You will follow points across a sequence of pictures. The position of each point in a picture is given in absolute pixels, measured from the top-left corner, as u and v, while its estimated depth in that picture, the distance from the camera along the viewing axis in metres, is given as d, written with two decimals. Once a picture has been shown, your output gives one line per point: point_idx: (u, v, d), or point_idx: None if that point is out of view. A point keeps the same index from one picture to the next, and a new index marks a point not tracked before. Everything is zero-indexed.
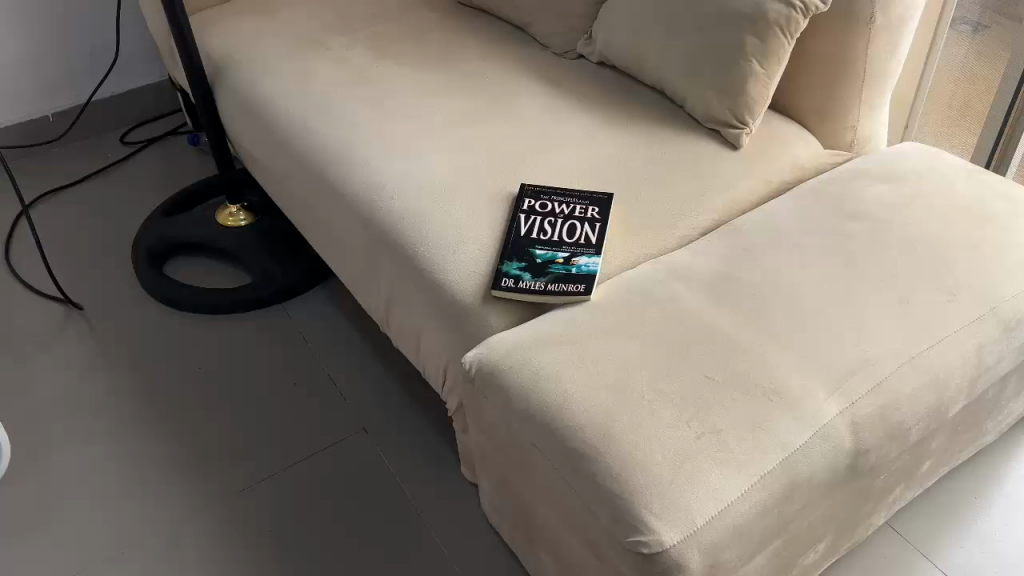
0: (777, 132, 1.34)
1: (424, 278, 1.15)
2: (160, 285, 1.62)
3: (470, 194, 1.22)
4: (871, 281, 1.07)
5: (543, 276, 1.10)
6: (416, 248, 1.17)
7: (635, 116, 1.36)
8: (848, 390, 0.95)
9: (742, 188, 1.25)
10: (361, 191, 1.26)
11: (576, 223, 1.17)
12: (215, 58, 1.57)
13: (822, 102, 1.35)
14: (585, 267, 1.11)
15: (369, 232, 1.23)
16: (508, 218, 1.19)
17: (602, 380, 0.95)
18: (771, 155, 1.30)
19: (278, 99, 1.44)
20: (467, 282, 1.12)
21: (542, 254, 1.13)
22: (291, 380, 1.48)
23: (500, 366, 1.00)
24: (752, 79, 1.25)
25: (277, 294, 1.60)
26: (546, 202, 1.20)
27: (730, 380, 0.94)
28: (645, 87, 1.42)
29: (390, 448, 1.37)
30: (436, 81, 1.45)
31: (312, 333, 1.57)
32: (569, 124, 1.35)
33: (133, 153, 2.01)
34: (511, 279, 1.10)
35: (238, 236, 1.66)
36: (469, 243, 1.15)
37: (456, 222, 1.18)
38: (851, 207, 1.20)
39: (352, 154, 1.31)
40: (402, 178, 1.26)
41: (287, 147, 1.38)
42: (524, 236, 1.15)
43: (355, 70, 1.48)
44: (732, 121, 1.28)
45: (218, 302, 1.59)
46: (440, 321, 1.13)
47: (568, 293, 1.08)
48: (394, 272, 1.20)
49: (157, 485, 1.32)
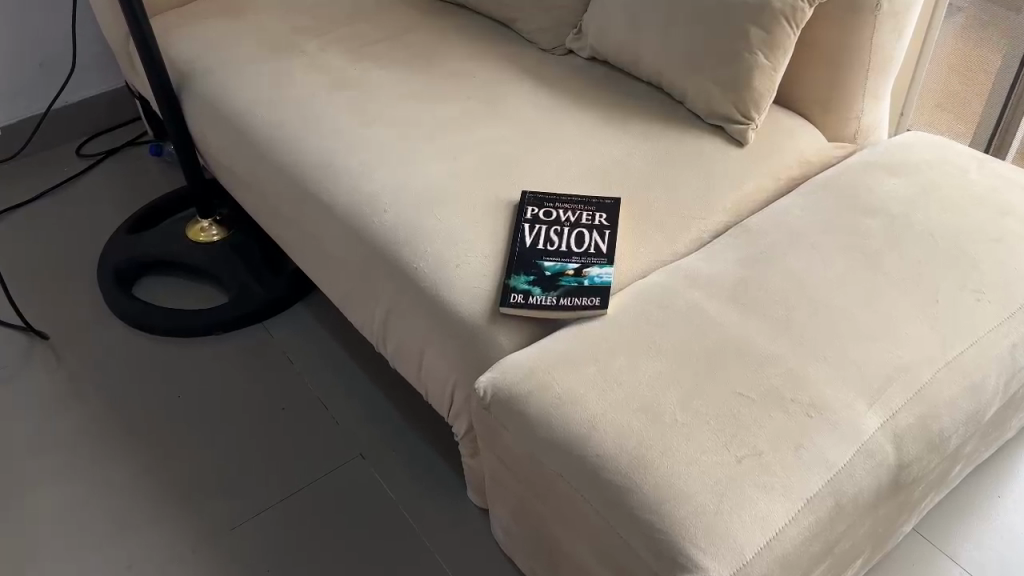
0: (782, 125, 1.29)
1: (425, 297, 1.08)
2: (132, 308, 1.52)
3: (467, 204, 1.15)
4: (896, 281, 1.02)
5: (554, 290, 1.04)
6: (415, 264, 1.10)
7: (635, 112, 1.29)
8: (886, 400, 0.90)
9: (750, 188, 1.20)
10: (351, 205, 1.18)
11: (583, 231, 1.10)
12: (179, 64, 1.47)
13: (825, 94, 1.30)
14: (597, 278, 1.05)
15: (362, 249, 1.15)
16: (511, 228, 1.12)
17: (631, 403, 0.88)
18: (777, 149, 1.25)
19: (252, 107, 1.35)
20: (473, 299, 1.05)
21: (550, 266, 1.07)
22: (278, 403, 1.39)
23: (517, 391, 0.93)
24: (756, 71, 1.20)
25: (257, 312, 1.51)
26: (550, 209, 1.13)
27: (766, 398, 0.89)
28: (641, 82, 1.36)
29: (389, 472, 1.29)
30: (420, 81, 1.38)
31: (297, 352, 1.48)
32: (564, 122, 1.28)
33: (92, 166, 1.90)
34: (521, 294, 1.03)
35: (213, 252, 1.57)
36: (470, 258, 1.09)
37: (455, 236, 1.11)
38: (866, 203, 1.15)
39: (338, 164, 1.23)
40: (394, 189, 1.18)
41: (266, 157, 1.30)
42: (529, 246, 1.09)
43: (332, 73, 1.40)
44: (735, 116, 1.23)
45: (195, 323, 1.50)
46: (444, 341, 1.06)
47: (582, 308, 1.02)
48: (392, 290, 1.12)
49: (140, 521, 1.23)
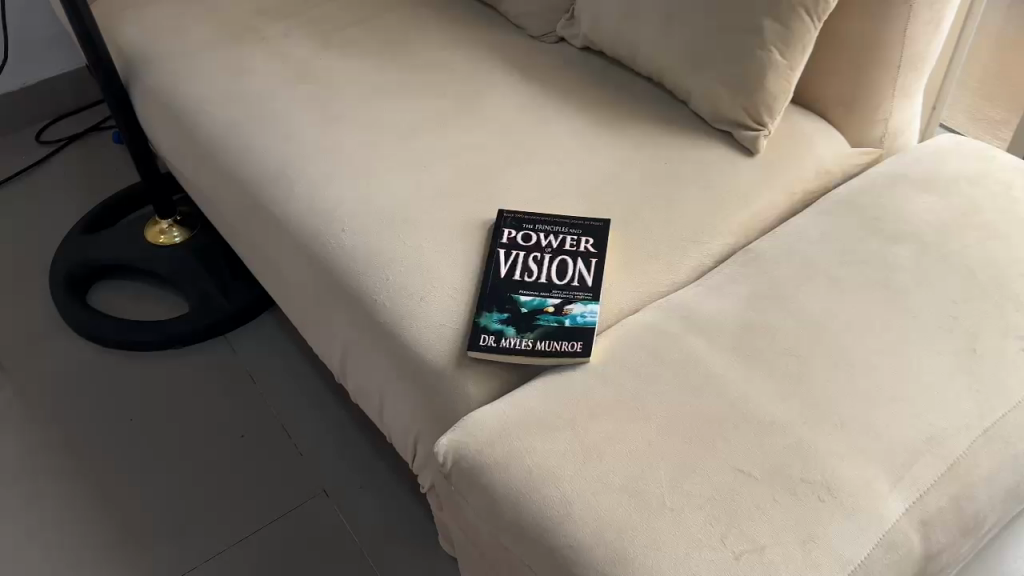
0: (798, 130, 1.14)
1: (385, 335, 0.95)
2: (83, 319, 1.39)
3: (435, 225, 1.01)
4: (928, 326, 0.88)
5: (531, 331, 0.90)
6: (375, 297, 0.96)
7: (632, 113, 1.14)
8: (913, 479, 0.77)
9: (760, 206, 1.05)
10: (306, 224, 1.04)
11: (567, 259, 0.96)
12: (128, 52, 1.32)
13: (850, 94, 1.14)
14: (580, 317, 0.91)
15: (319, 275, 1.02)
16: (485, 254, 0.98)
17: (612, 482, 0.75)
18: (793, 159, 1.10)
19: (204, 104, 1.21)
20: (437, 340, 0.92)
21: (527, 301, 0.93)
22: (238, 430, 1.27)
23: (481, 460, 0.80)
24: (770, 71, 1.04)
25: (218, 325, 1.39)
26: (530, 232, 0.99)
27: (771, 477, 0.75)
28: (641, 77, 1.20)
29: (354, 512, 1.17)
30: (392, 75, 1.23)
31: (261, 369, 1.35)
32: (551, 126, 1.13)
33: (52, 154, 1.76)
34: (492, 335, 0.90)
35: (172, 258, 1.44)
36: (436, 290, 0.95)
37: (421, 263, 0.98)
38: (892, 227, 1.00)
39: (294, 173, 1.09)
40: (355, 204, 1.04)
41: (220, 163, 1.16)
42: (504, 276, 0.95)
43: (295, 65, 1.25)
44: (746, 121, 1.08)
45: (150, 336, 1.37)
46: (406, 387, 0.93)
47: (561, 354, 0.88)
48: (350, 325, 0.99)
49: (80, 567, 1.12)
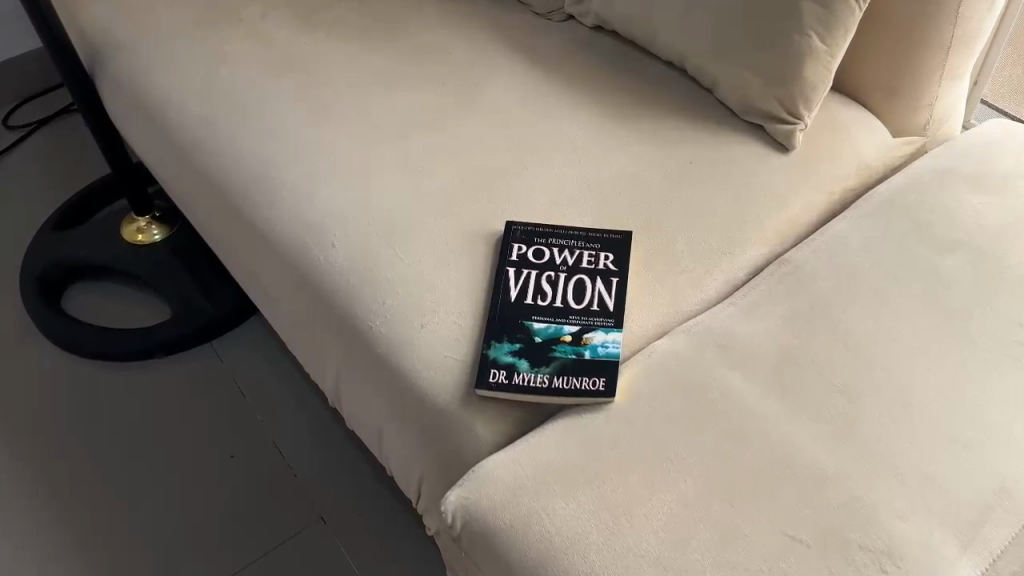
0: (835, 119, 1.03)
1: (382, 367, 0.85)
2: (57, 327, 1.29)
3: (436, 239, 0.91)
4: (991, 356, 0.79)
5: (546, 365, 0.81)
6: (370, 323, 0.86)
7: (651, 102, 1.03)
8: (984, 541, 0.68)
9: (795, 211, 0.95)
10: (291, 237, 0.94)
11: (584, 279, 0.86)
12: (92, 36, 1.20)
13: (892, 77, 1.03)
14: (601, 348, 0.81)
15: (307, 296, 0.92)
16: (492, 272, 0.88)
17: (645, 553, 0.66)
18: (831, 153, 0.99)
19: (175, 98, 1.09)
20: (441, 375, 0.82)
21: (541, 329, 0.83)
22: (227, 449, 1.18)
23: (496, 522, 0.71)
24: (808, 58, 0.93)
25: (202, 331, 1.29)
26: (542, 247, 0.89)
27: (826, 545, 0.66)
28: (658, 60, 1.09)
29: (354, 541, 1.09)
30: (383, 61, 1.11)
31: (250, 380, 1.26)
32: (562, 119, 1.02)
33: (20, 141, 1.64)
34: (502, 370, 0.80)
35: (150, 259, 1.34)
36: (438, 316, 0.85)
37: (421, 282, 0.87)
38: (945, 233, 0.90)
39: (276, 177, 0.98)
40: (345, 214, 0.94)
41: (194, 164, 1.05)
42: (514, 300, 0.85)
43: (276, 50, 1.13)
44: (779, 113, 0.97)
45: (130, 345, 1.27)
46: (407, 426, 0.84)
47: (581, 393, 0.78)
48: (343, 353, 0.89)
49: None
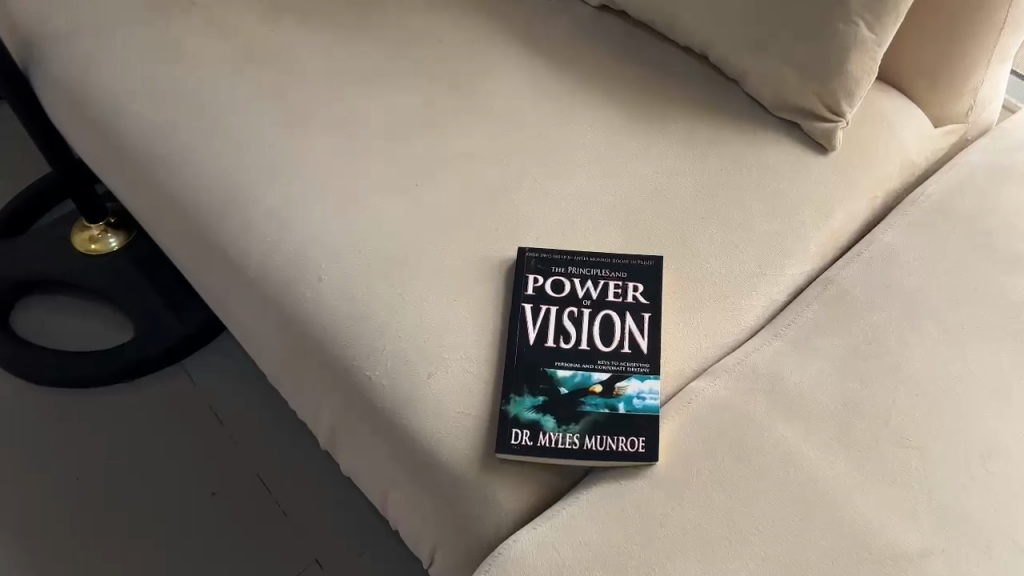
0: (873, 109, 0.93)
1: (385, 424, 0.74)
2: (4, 351, 1.15)
3: (439, 270, 0.79)
4: None
5: (576, 422, 0.71)
6: (367, 371, 0.75)
7: (671, 98, 0.92)
8: None
9: (838, 220, 0.85)
10: (269, 267, 0.82)
11: (611, 314, 0.76)
12: (24, 25, 1.04)
13: (934, 61, 0.92)
14: (638, 400, 0.71)
15: (290, 336, 0.80)
16: (507, 308, 0.77)
17: None
18: (874, 151, 0.89)
19: (125, 101, 0.95)
20: (454, 433, 0.72)
21: (566, 378, 0.73)
22: (208, 486, 1.07)
23: None
24: (854, 49, 0.82)
25: (171, 352, 1.17)
26: (561, 278, 0.78)
27: None
28: (675, 46, 0.98)
29: None
30: (365, 52, 0.99)
31: (229, 406, 1.15)
32: (573, 118, 0.91)
33: None
34: (526, 431, 0.70)
35: (106, 271, 1.20)
36: (447, 364, 0.74)
37: (424, 323, 0.76)
38: (1007, 247, 0.82)
39: (248, 197, 0.85)
40: (332, 242, 0.82)
41: (149, 177, 0.91)
42: (534, 343, 0.75)
43: (239, 42, 0.99)
44: (818, 109, 0.86)
45: (90, 370, 1.14)
46: (416, 490, 0.73)
47: (619, 455, 0.69)
48: (336, 402, 0.78)
49: None
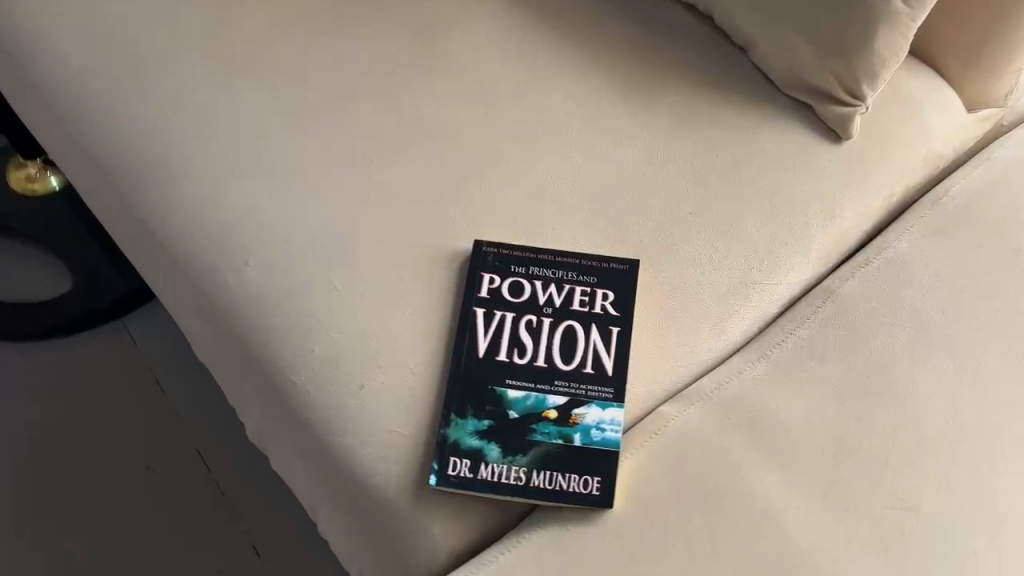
0: (898, 89, 0.80)
1: (309, 438, 0.65)
2: None
3: (382, 262, 0.69)
4: None
5: (523, 453, 0.62)
6: (292, 376, 0.66)
7: (668, 67, 0.81)
8: None
9: (845, 221, 0.74)
10: (192, 245, 0.71)
11: (575, 327, 0.66)
12: None
13: (973, 39, 0.79)
14: (596, 433, 0.62)
15: (213, 325, 0.71)
16: (456, 312, 0.67)
17: None
18: (895, 142, 0.78)
19: (41, 36, 0.83)
20: (384, 456, 0.63)
21: (517, 400, 0.63)
22: (143, 458, 1.00)
23: None
24: (884, 25, 0.69)
25: (113, 307, 1.08)
26: (521, 279, 0.68)
27: None
28: (677, 5, 0.86)
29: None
30: None
31: (172, 371, 1.06)
32: (553, 86, 0.79)
33: None
34: (465, 461, 0.61)
35: (46, 218, 1.11)
36: (383, 374, 0.65)
37: (360, 324, 0.66)
38: None
39: (172, 161, 0.75)
40: (263, 221, 0.71)
41: (65, 128, 0.80)
42: (483, 356, 0.65)
43: None
44: (836, 91, 0.74)
45: (27, 324, 1.05)
46: (342, 514, 0.65)
47: (569, 498, 0.60)
48: (260, 405, 0.69)
49: None
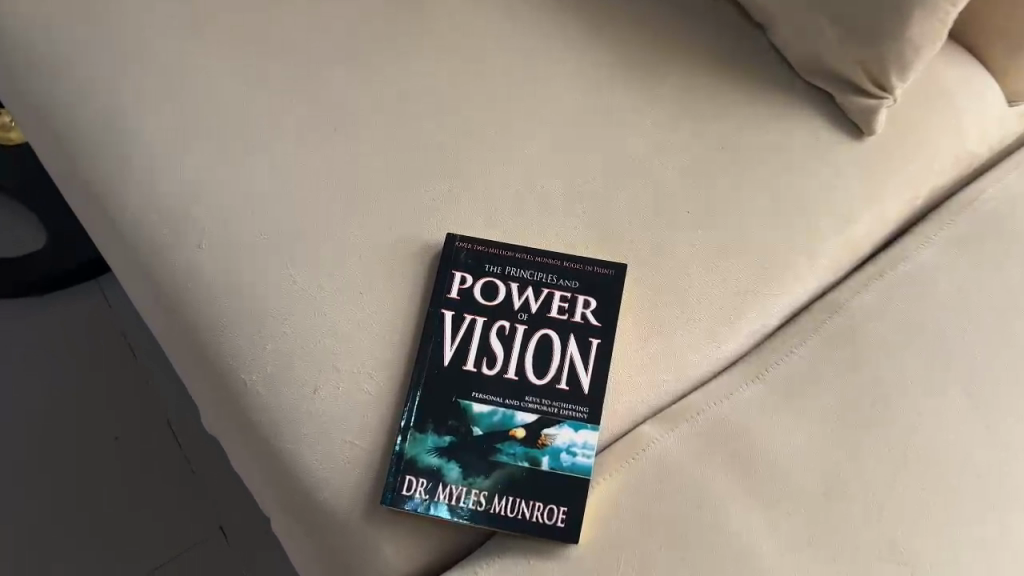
0: (931, 79, 0.72)
1: (257, 443, 0.60)
2: None
3: (345, 254, 0.63)
4: None
5: (485, 475, 0.56)
6: (240, 374, 0.60)
7: (677, 45, 0.73)
8: None
9: (860, 227, 0.67)
10: (142, 223, 0.66)
11: (551, 336, 0.60)
12: None
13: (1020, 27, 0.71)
14: (565, 456, 0.57)
15: (162, 311, 0.65)
16: (423, 313, 0.61)
17: None
18: (923, 140, 0.70)
19: None
20: (335, 468, 0.57)
21: (482, 416, 0.58)
22: (111, 429, 0.96)
23: None
24: (921, 12, 0.61)
25: (86, 268, 1.03)
26: (495, 280, 0.62)
27: None
28: None
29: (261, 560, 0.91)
30: None
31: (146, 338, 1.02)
32: (548, 62, 0.72)
33: None
34: (421, 482, 0.56)
35: (20, 166, 1.05)
36: (338, 378, 0.59)
37: (317, 322, 0.61)
38: None
39: (126, 129, 0.68)
40: (219, 201, 0.65)
41: (15, 84, 0.74)
42: (449, 365, 0.59)
43: None
44: (861, 82, 0.67)
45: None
46: (290, 526, 0.60)
47: (531, 527, 0.55)
48: (210, 401, 0.64)
49: None
